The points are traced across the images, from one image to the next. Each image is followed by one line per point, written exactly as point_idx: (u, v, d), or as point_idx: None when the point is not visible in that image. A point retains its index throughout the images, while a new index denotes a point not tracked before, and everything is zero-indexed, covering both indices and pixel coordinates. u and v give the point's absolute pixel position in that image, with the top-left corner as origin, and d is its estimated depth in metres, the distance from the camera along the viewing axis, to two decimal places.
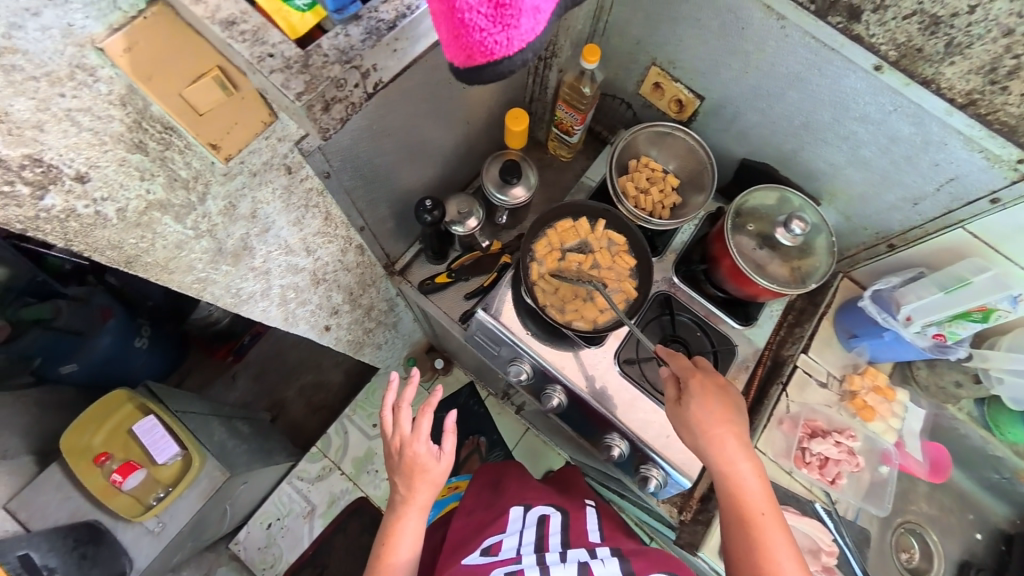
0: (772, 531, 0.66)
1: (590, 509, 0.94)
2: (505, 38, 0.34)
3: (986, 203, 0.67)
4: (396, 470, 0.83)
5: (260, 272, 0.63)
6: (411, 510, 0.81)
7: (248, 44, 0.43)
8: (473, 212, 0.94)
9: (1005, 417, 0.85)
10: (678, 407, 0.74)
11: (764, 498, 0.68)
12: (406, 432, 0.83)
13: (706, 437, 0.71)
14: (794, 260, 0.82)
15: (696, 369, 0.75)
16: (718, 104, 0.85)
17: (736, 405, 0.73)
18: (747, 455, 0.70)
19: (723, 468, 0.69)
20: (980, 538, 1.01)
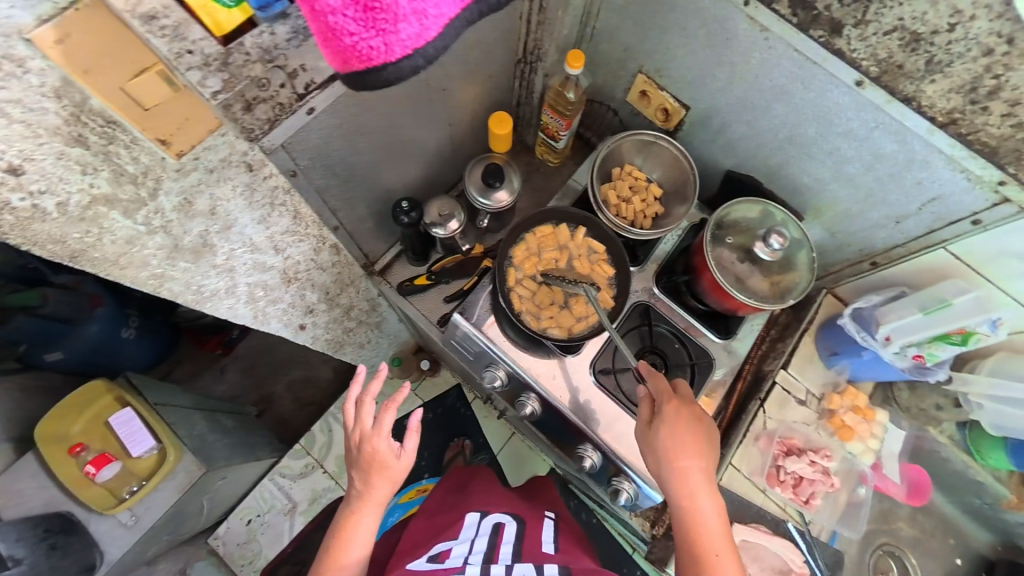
0: (727, 572, 0.65)
1: (549, 521, 0.95)
2: (383, 46, 0.35)
3: (969, 224, 0.66)
4: (355, 464, 0.82)
5: (224, 269, 0.62)
6: (367, 506, 0.81)
7: (167, 40, 0.40)
8: (454, 214, 0.93)
9: (987, 442, 0.83)
10: (649, 432, 0.73)
11: (722, 537, 0.67)
12: (367, 427, 0.81)
13: (671, 467, 0.70)
14: (775, 275, 0.81)
15: (674, 395, 0.74)
16: (703, 115, 0.84)
17: (709, 438, 0.72)
18: (711, 491, 0.69)
19: (684, 501, 0.69)
20: (961, 564, 0.99)
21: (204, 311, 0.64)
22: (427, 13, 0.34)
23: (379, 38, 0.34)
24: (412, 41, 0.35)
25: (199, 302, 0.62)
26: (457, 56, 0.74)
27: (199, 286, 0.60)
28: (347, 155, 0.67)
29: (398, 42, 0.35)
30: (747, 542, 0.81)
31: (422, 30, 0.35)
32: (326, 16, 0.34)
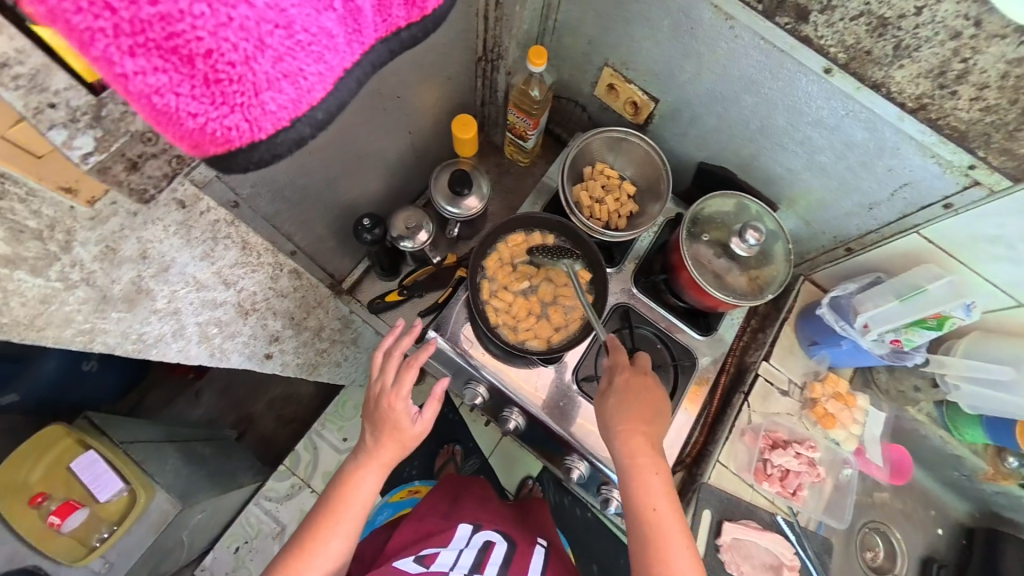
0: (671, 534, 0.64)
1: (539, 547, 0.91)
2: (252, 122, 0.27)
3: (941, 208, 0.64)
4: (369, 418, 0.78)
5: (167, 312, 0.56)
6: (371, 465, 0.76)
7: (21, 92, 0.33)
8: (422, 226, 0.88)
9: (963, 419, 0.83)
10: (600, 400, 0.72)
11: (666, 498, 0.66)
12: (388, 382, 0.77)
13: (619, 432, 0.69)
14: (752, 269, 0.79)
15: (630, 366, 0.73)
16: (673, 107, 0.81)
17: (661, 404, 0.71)
18: (657, 454, 0.68)
19: (630, 464, 0.67)
20: (941, 534, 1.02)
21: (148, 358, 0.59)
22: (304, 76, 0.28)
23: (246, 114, 0.27)
24: (288, 111, 0.28)
25: (140, 350, 0.56)
26: (412, 61, 0.69)
27: (137, 334, 0.54)
28: (296, 177, 0.62)
29: (269, 114, 0.28)
30: (738, 540, 0.80)
31: (298, 96, 0.28)
32: (156, 99, 0.26)
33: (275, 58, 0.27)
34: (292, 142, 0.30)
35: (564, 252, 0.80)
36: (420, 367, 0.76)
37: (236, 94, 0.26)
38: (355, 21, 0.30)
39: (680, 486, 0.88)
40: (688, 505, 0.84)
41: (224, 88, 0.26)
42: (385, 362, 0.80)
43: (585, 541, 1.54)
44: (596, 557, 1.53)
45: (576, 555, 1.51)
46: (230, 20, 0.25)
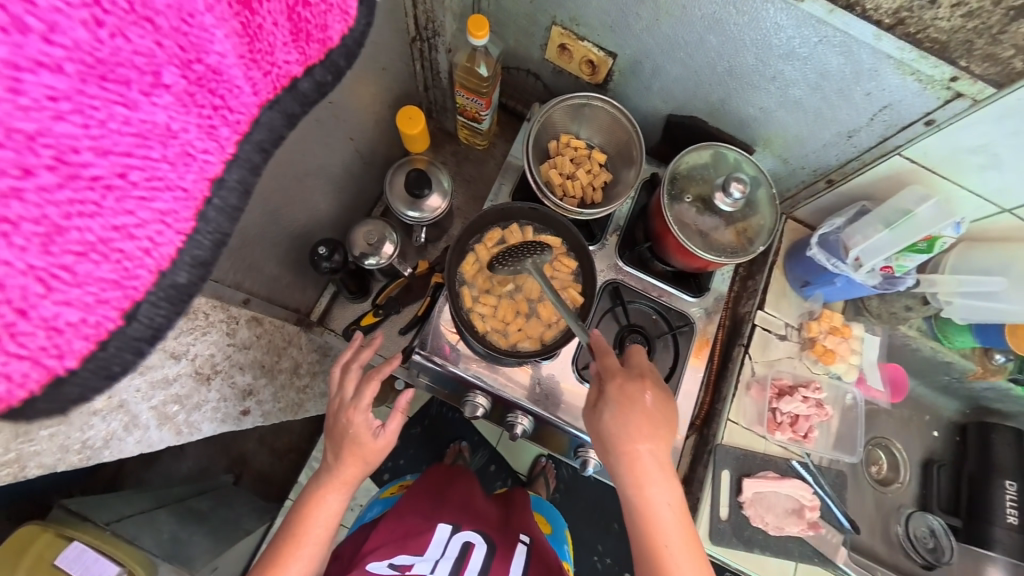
0: (684, 566, 0.57)
1: (522, 546, 0.88)
2: (52, 353, 0.24)
3: (921, 126, 0.62)
4: (329, 435, 0.73)
5: (112, 409, 0.48)
6: (335, 485, 0.71)
7: None
8: (386, 238, 0.81)
9: (952, 328, 0.85)
10: (593, 416, 0.63)
11: (677, 527, 0.59)
12: (347, 395, 0.72)
13: (620, 455, 0.60)
14: (739, 222, 0.75)
15: (622, 372, 0.63)
16: (633, 61, 0.74)
17: (671, 423, 0.62)
18: (665, 479, 0.60)
19: (636, 493, 0.60)
20: (937, 435, 1.07)
21: (103, 461, 0.51)
22: (122, 252, 0.25)
23: (34, 352, 0.23)
24: (108, 304, 0.25)
25: (89, 456, 0.48)
26: None
27: (79, 442, 0.46)
28: None
29: (77, 326, 0.24)
30: (759, 493, 0.80)
31: (121, 275, 0.25)
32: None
33: (45, 263, 0.23)
34: (145, 334, 0.26)
35: (527, 250, 0.73)
36: (381, 378, 0.72)
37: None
38: (176, 138, 0.26)
39: (694, 449, 0.87)
40: (705, 467, 0.83)
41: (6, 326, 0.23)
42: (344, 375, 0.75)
43: (603, 504, 1.59)
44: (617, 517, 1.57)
45: (594, 517, 1.58)
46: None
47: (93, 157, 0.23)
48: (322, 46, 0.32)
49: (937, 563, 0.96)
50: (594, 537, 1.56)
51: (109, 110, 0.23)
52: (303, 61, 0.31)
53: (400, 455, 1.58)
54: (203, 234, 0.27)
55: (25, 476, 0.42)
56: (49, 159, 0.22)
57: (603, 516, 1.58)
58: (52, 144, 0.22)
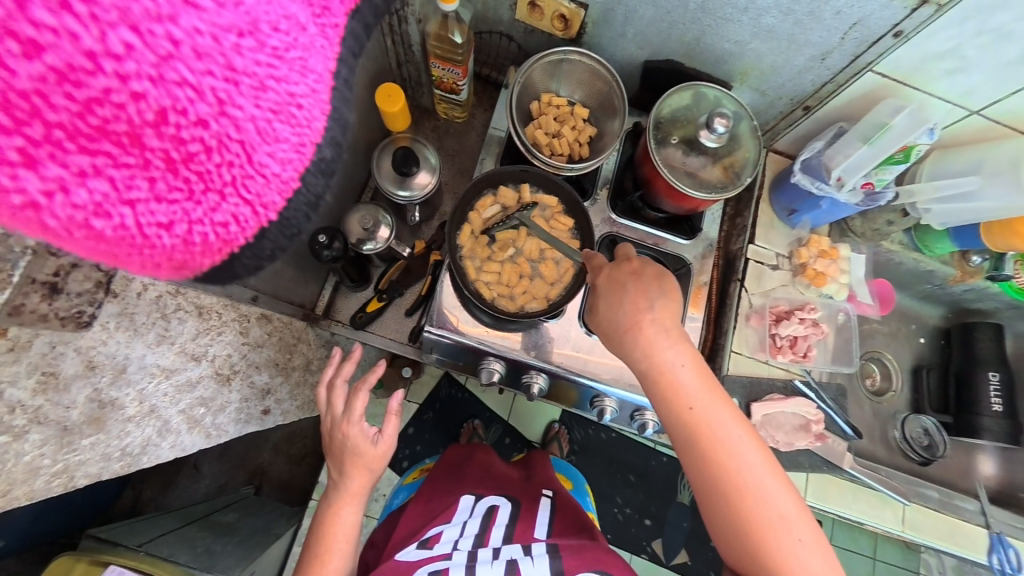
0: (717, 424, 0.54)
1: (546, 498, 0.93)
2: (261, 203, 0.30)
3: (891, 38, 0.64)
4: (330, 454, 0.75)
5: (143, 415, 0.48)
6: (345, 499, 0.73)
7: None
8: (380, 222, 0.80)
9: (932, 236, 0.90)
10: (595, 310, 0.62)
11: (699, 387, 0.55)
12: (337, 412, 0.75)
13: (626, 333, 0.58)
14: (725, 158, 0.77)
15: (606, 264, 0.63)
16: (605, 9, 0.74)
17: (672, 290, 0.59)
18: (676, 339, 0.56)
19: (650, 364, 0.56)
20: (924, 341, 1.13)
21: (142, 468, 0.51)
22: (294, 117, 0.28)
23: (251, 198, 0.29)
24: (291, 164, 0.30)
25: (129, 463, 0.48)
26: None
27: (119, 450, 0.46)
28: None
29: (274, 178, 0.30)
30: (767, 415, 0.82)
31: (297, 140, 0.30)
32: (135, 236, 0.25)
33: (256, 116, 0.26)
34: (306, 199, 0.35)
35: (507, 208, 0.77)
36: (368, 388, 0.74)
37: (232, 183, 0.27)
38: (304, 31, 0.27)
39: None
40: None
41: (214, 180, 0.27)
42: (331, 395, 0.77)
43: (618, 456, 1.65)
44: (632, 468, 1.64)
45: (611, 470, 1.64)
46: (187, 108, 0.24)
47: (270, 29, 0.25)
48: None
49: (933, 458, 1.03)
50: (613, 490, 1.63)
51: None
52: None
53: (416, 441, 1.60)
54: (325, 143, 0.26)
55: (73, 486, 0.43)
56: (246, 23, 0.24)
57: (619, 468, 1.64)
58: (249, 10, 0.24)
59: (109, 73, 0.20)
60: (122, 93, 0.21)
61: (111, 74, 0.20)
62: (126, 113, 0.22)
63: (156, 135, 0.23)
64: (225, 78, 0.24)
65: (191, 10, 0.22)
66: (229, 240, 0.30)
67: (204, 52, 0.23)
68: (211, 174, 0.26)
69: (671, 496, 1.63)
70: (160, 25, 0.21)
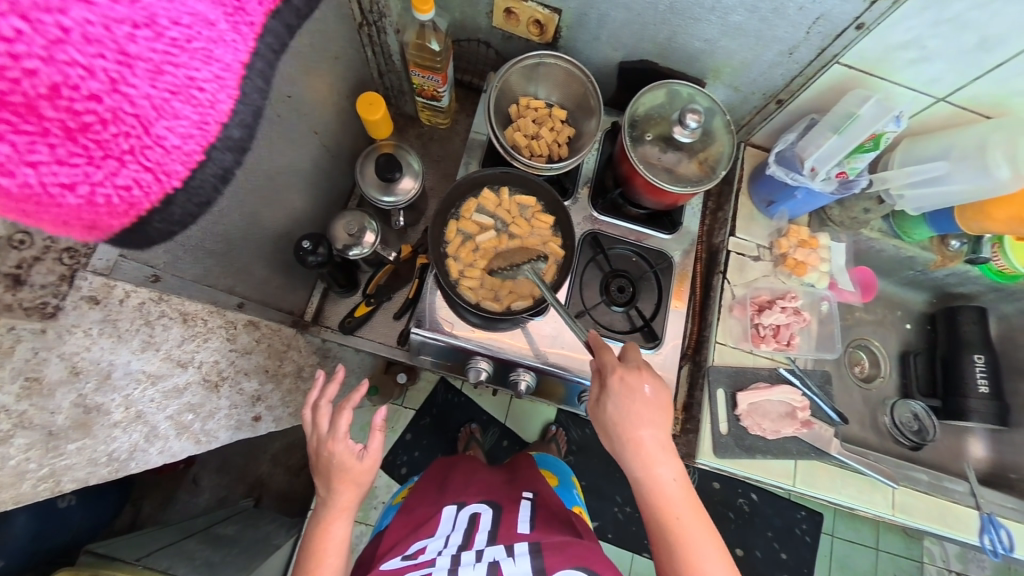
0: (694, 535, 0.60)
1: (525, 501, 0.92)
2: (161, 171, 0.33)
3: (854, 31, 0.67)
4: (316, 472, 0.75)
5: (130, 420, 0.49)
6: (335, 514, 0.73)
7: None
8: (366, 227, 0.81)
9: (910, 222, 0.92)
10: (598, 410, 0.66)
11: (684, 502, 0.61)
12: (322, 430, 0.75)
13: (626, 443, 0.63)
14: (700, 153, 0.79)
15: (620, 365, 0.65)
16: (579, 13, 0.77)
17: (665, 407, 0.64)
18: (668, 458, 0.62)
19: (643, 477, 0.62)
20: (910, 327, 1.14)
21: (130, 473, 0.51)
22: (196, 101, 0.32)
23: (152, 165, 0.32)
24: (192, 139, 0.33)
25: (117, 468, 0.49)
26: (287, 47, 0.58)
27: (106, 455, 0.47)
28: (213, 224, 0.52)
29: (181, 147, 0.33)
30: (754, 403, 0.83)
31: (201, 118, 0.33)
32: (41, 195, 0.28)
33: (154, 94, 0.30)
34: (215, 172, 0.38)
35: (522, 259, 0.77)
36: (352, 405, 0.75)
37: (131, 151, 0.30)
38: (214, 27, 0.32)
39: (691, 377, 0.92)
40: (702, 391, 0.87)
41: (116, 150, 0.30)
42: (314, 415, 0.77)
43: (614, 455, 1.65)
44: None
45: (610, 468, 1.64)
46: (79, 84, 0.27)
47: (169, 22, 0.30)
48: None
49: (924, 442, 1.04)
50: (612, 488, 1.63)
51: None
52: None
53: (415, 447, 1.60)
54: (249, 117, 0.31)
55: (60, 490, 0.43)
56: (143, 16, 0.29)
57: (618, 467, 1.64)
58: (146, 5, 0.29)
59: (2, 53, 0.24)
60: (14, 70, 0.24)
61: (3, 54, 0.24)
62: (22, 87, 0.25)
63: (53, 106, 0.26)
64: (118, 61, 0.28)
65: (81, 4, 0.26)
66: (132, 203, 0.32)
67: (94, 38, 0.27)
68: (109, 144, 0.30)
69: None
70: (48, 13, 0.25)
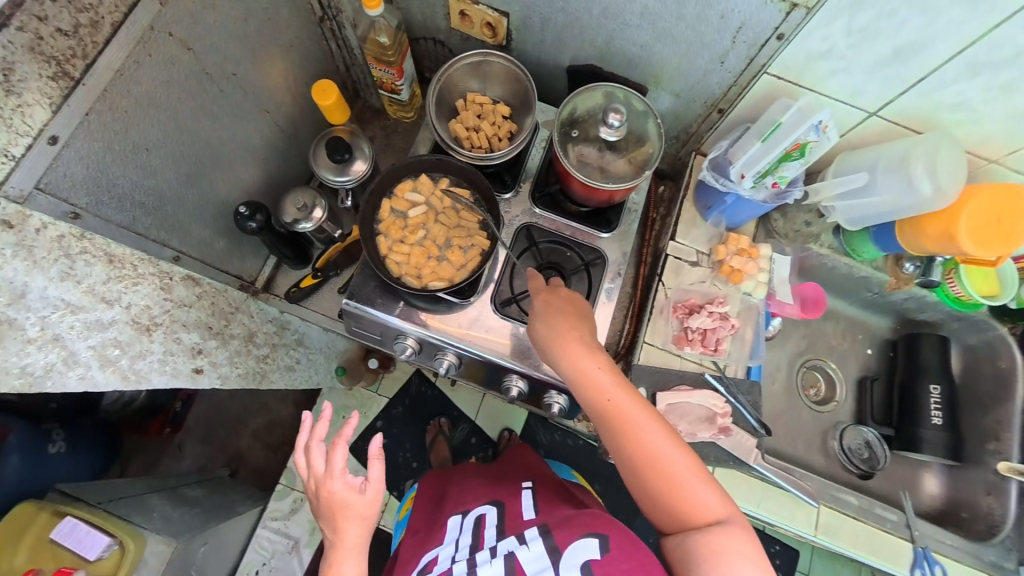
0: (631, 414, 0.60)
1: (526, 491, 0.94)
2: None
3: (775, 41, 0.68)
4: (320, 511, 0.75)
5: (46, 341, 0.55)
6: (345, 552, 0.73)
7: None
8: (315, 203, 0.88)
9: (857, 237, 0.90)
10: (533, 331, 0.68)
11: (616, 385, 0.62)
12: (319, 470, 0.74)
13: (557, 348, 0.64)
14: (630, 153, 0.82)
15: (543, 288, 0.70)
16: (523, 16, 0.82)
17: (581, 310, 0.69)
18: (594, 349, 0.64)
19: (574, 372, 0.63)
20: (872, 352, 1.09)
21: (46, 391, 0.58)
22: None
23: None
24: None
25: (31, 383, 0.56)
26: (225, 28, 0.67)
27: (18, 368, 0.54)
28: (143, 179, 0.62)
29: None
30: (672, 404, 0.82)
31: None
32: None
33: None
34: None
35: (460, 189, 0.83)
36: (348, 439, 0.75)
37: None
38: None
39: None
40: None
41: None
42: (310, 456, 0.77)
43: (579, 462, 1.64)
44: (597, 476, 1.62)
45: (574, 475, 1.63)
46: None
47: None
48: None
49: (873, 470, 0.99)
50: None
51: None
52: None
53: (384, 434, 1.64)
54: None
55: None
56: None
57: (584, 476, 1.62)
58: None
59: None
60: None
61: None
62: None
63: None
64: None
65: None
66: None
67: None
68: None
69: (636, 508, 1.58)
70: None
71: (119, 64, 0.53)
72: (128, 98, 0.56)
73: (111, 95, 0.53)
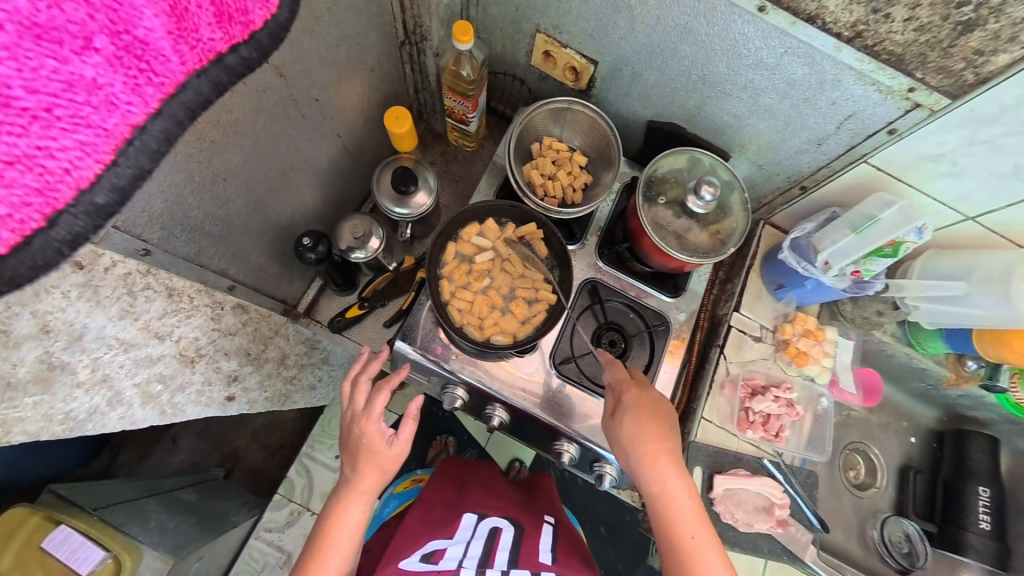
0: (706, 556, 0.60)
1: (547, 527, 0.89)
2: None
3: (885, 134, 0.65)
4: (345, 448, 0.71)
5: (94, 383, 0.50)
6: (354, 496, 0.69)
7: None
8: (372, 232, 0.83)
9: (925, 332, 0.87)
10: (612, 425, 0.66)
11: (697, 518, 0.62)
12: (359, 407, 0.71)
13: (641, 457, 0.63)
14: (712, 224, 0.78)
15: (634, 382, 0.67)
16: (614, 67, 0.78)
17: (672, 427, 0.65)
18: (681, 473, 0.63)
19: (655, 488, 0.62)
20: (914, 442, 1.06)
21: (84, 434, 0.53)
22: (45, 170, 0.25)
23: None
24: (31, 209, 0.25)
25: (71, 428, 0.51)
26: (318, 52, 0.62)
27: (62, 413, 0.49)
28: (215, 208, 0.58)
29: (3, 220, 0.25)
30: (729, 489, 0.81)
31: (46, 185, 0.26)
32: None
33: None
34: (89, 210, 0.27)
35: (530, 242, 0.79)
36: (393, 387, 0.72)
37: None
38: (101, 90, 0.26)
39: None
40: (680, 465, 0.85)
41: None
42: (354, 391, 0.75)
43: (591, 507, 1.36)
44: None
45: None
46: None
47: (24, 89, 0.24)
48: (246, 28, 0.32)
49: (913, 567, 0.96)
50: None
51: (42, 62, 0.24)
52: (228, 39, 0.31)
53: None
54: (123, 165, 0.28)
55: (7, 440, 0.45)
56: None
57: None
58: None
59: None
60: None
61: None
62: None
63: None
64: None
65: None
66: None
67: None
68: None
69: (641, 558, 1.33)
70: None
71: (215, 94, 0.47)
72: (217, 126, 0.50)
73: (199, 124, 0.48)
